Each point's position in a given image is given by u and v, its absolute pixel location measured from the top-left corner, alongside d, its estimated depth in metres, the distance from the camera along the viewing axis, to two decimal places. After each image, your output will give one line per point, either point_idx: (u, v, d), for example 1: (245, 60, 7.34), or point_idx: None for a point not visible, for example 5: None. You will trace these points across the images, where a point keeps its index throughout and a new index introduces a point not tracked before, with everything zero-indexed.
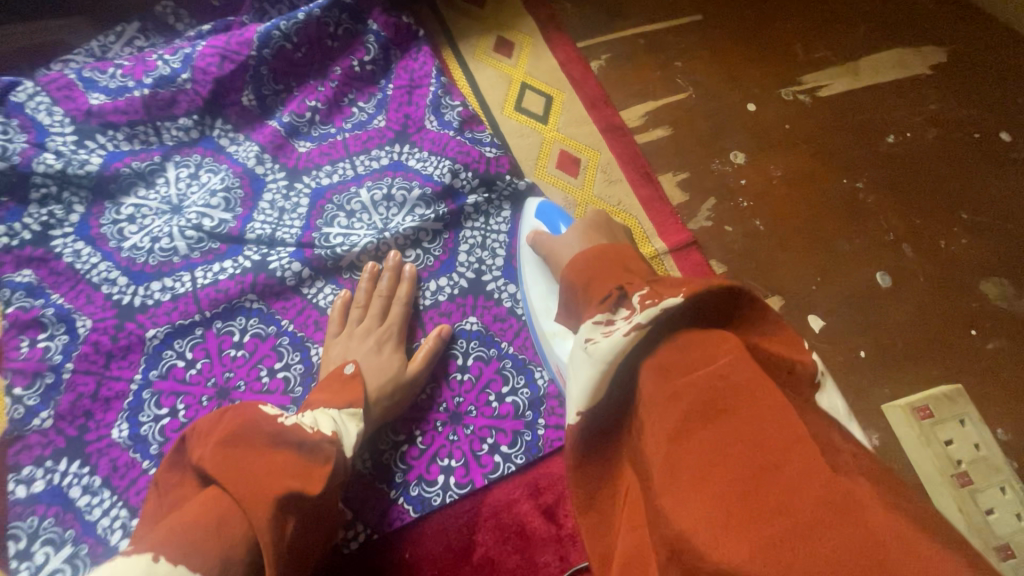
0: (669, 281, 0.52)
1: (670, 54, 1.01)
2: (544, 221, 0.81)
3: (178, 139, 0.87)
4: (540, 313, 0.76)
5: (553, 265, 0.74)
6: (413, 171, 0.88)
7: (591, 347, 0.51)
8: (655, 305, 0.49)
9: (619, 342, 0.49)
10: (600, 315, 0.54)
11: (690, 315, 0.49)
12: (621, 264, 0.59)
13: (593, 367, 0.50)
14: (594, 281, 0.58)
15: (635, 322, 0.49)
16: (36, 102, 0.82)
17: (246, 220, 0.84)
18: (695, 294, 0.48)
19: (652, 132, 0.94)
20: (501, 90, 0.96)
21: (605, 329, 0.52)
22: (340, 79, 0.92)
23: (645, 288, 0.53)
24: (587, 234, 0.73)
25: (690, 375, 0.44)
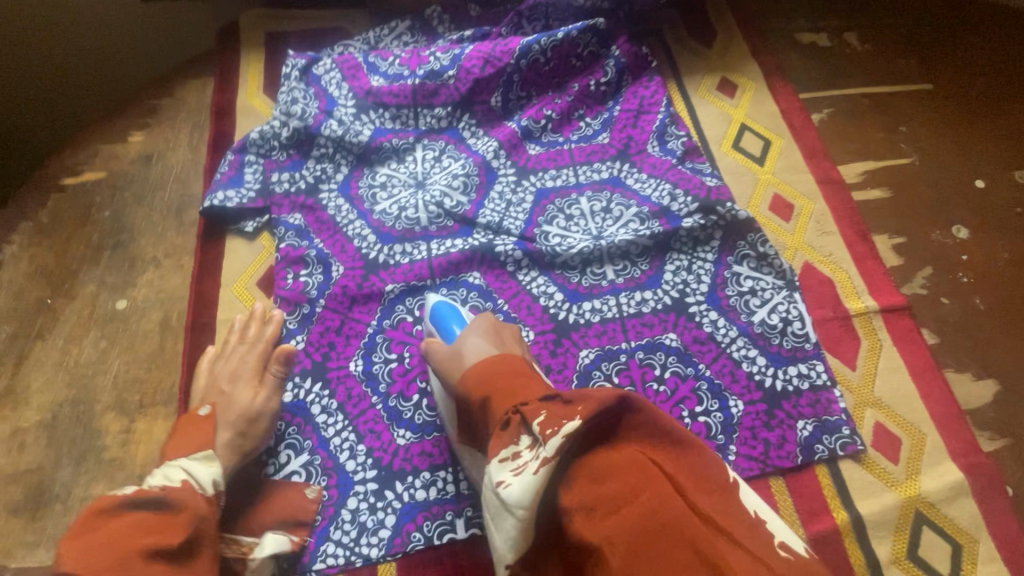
0: (560, 400, 0.57)
1: (894, 118, 1.01)
2: (439, 326, 0.79)
3: (430, 125, 0.99)
4: (450, 420, 0.74)
5: (447, 379, 0.70)
6: (630, 190, 0.94)
7: (503, 490, 0.53)
8: (554, 435, 0.52)
9: (529, 483, 0.52)
10: (504, 449, 0.55)
11: (583, 442, 0.54)
12: (509, 376, 0.62)
13: (513, 514, 0.53)
14: (493, 399, 0.61)
15: (543, 460, 0.52)
16: (330, 76, 0.97)
17: (478, 205, 0.93)
18: (589, 416, 0.53)
19: (869, 192, 0.94)
20: (721, 127, 1.00)
21: (512, 468, 0.54)
22: (576, 95, 1.00)
23: (542, 414, 0.55)
24: (477, 339, 0.70)
25: (621, 512, 0.48)
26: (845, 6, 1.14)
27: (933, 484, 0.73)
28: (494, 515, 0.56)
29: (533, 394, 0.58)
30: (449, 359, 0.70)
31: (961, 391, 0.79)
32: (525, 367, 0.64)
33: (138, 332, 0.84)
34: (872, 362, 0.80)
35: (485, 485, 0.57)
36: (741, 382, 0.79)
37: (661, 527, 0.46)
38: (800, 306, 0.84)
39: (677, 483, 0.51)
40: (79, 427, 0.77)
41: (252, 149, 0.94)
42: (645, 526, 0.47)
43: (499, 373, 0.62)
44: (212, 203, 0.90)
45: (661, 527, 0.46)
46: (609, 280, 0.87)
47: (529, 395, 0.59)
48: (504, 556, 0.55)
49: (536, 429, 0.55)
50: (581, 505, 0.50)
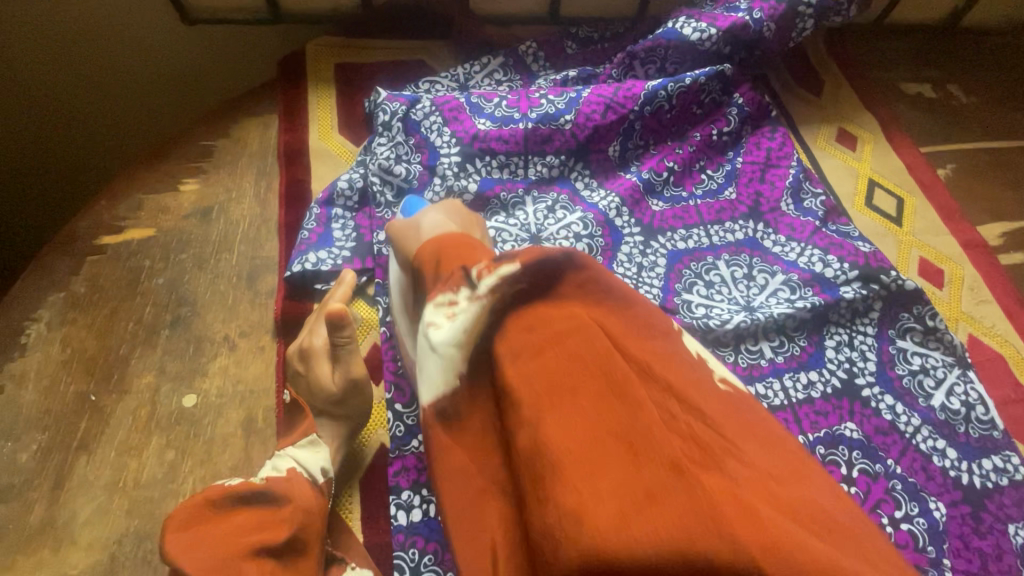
0: (500, 250, 0.47)
1: (1017, 174, 0.97)
2: (407, 217, 0.70)
3: (541, 175, 0.87)
4: (399, 312, 0.66)
5: (399, 253, 0.62)
6: (771, 254, 0.84)
7: (431, 332, 0.46)
8: (489, 275, 0.45)
9: (460, 323, 0.45)
10: (438, 294, 0.47)
11: (531, 286, 0.45)
12: (460, 245, 0.51)
13: (438, 356, 0.46)
14: (441, 265, 0.49)
15: (476, 307, 0.45)
16: (431, 120, 0.84)
17: (607, 269, 0.82)
18: (529, 265, 0.45)
19: (1014, 255, 0.89)
20: (850, 182, 0.93)
21: (448, 308, 0.46)
22: (698, 145, 0.91)
23: (483, 259, 0.47)
24: (433, 216, 0.62)
25: (549, 360, 0.40)
26: (940, 56, 1.11)
27: None
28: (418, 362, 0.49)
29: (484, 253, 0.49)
30: (406, 231, 0.62)
31: None
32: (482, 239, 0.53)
33: (216, 438, 0.67)
34: None
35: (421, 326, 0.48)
36: (938, 480, 0.70)
37: (585, 372, 0.39)
38: (978, 386, 0.76)
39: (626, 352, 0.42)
40: (149, 573, 0.59)
41: (339, 201, 0.81)
42: (574, 365, 0.39)
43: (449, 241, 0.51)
44: (302, 267, 0.75)
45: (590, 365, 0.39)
46: (768, 358, 0.77)
47: (481, 254, 0.49)
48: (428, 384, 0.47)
49: (471, 273, 0.47)
50: (513, 352, 0.42)
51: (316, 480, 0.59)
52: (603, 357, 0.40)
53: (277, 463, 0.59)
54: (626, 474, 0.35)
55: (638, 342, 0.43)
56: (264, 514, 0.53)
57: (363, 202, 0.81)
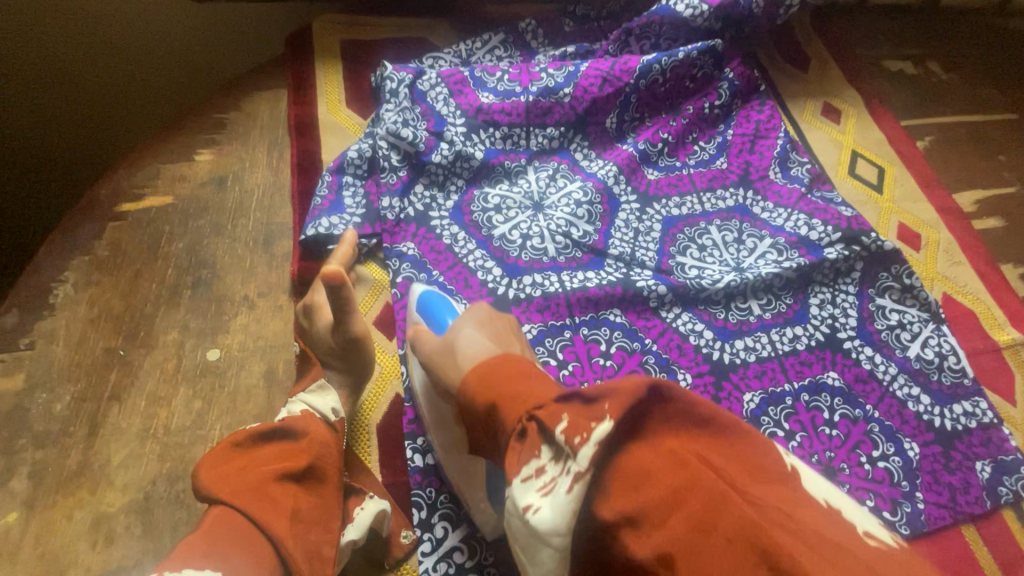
0: (578, 398, 0.44)
1: (992, 146, 1.03)
2: (428, 317, 0.70)
3: (542, 145, 0.91)
4: (435, 425, 0.64)
5: (432, 372, 0.61)
6: (760, 219, 0.89)
7: (529, 517, 0.41)
8: (586, 444, 0.40)
9: (563, 506, 0.40)
10: (524, 466, 0.43)
11: (625, 440, 0.41)
12: (510, 377, 0.50)
13: (552, 546, 0.40)
14: (494, 403, 0.48)
15: (577, 488, 0.39)
16: (436, 92, 0.88)
17: (605, 234, 0.86)
18: (620, 417, 0.40)
19: (986, 221, 0.94)
20: (834, 154, 0.98)
21: (540, 487, 0.42)
22: (691, 118, 0.95)
23: (564, 418, 0.43)
24: (471, 328, 0.60)
25: (635, 485, 0.38)
26: (921, 35, 1.16)
27: None
28: (522, 548, 0.43)
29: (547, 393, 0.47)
30: (439, 354, 0.60)
31: None
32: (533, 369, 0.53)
33: (239, 388, 0.71)
34: None
35: (508, 513, 0.44)
36: (912, 423, 0.75)
37: (682, 498, 0.36)
38: (950, 339, 0.81)
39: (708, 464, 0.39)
40: (181, 510, 0.63)
41: (350, 169, 0.84)
42: (659, 473, 0.38)
43: (494, 372, 0.51)
44: (316, 231, 0.79)
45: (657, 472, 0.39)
46: (756, 315, 0.82)
47: (544, 395, 0.47)
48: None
49: (557, 436, 0.42)
50: (618, 514, 0.38)
51: (328, 419, 0.63)
52: (694, 466, 0.38)
53: (291, 406, 0.63)
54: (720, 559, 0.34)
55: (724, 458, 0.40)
56: (289, 448, 0.58)
57: (373, 169, 0.84)
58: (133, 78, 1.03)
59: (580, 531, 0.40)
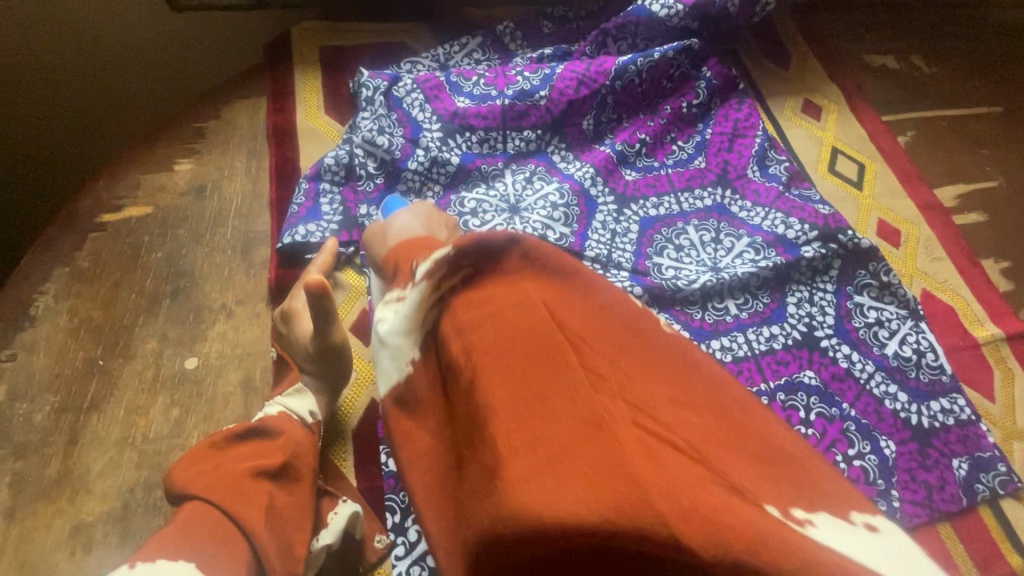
0: (446, 245, 0.52)
1: (975, 139, 1.02)
2: (383, 214, 0.75)
3: (518, 148, 0.91)
4: (377, 306, 0.71)
5: (375, 247, 0.68)
6: (737, 219, 0.89)
7: (382, 324, 0.50)
8: (426, 268, 0.48)
9: (403, 312, 0.48)
10: (390, 291, 0.51)
11: (465, 270, 0.45)
12: (417, 243, 0.55)
13: (393, 343, 0.49)
14: (396, 257, 0.54)
15: (416, 294, 0.47)
16: (412, 98, 0.89)
17: (582, 236, 0.87)
18: (460, 252, 0.45)
19: (968, 216, 0.94)
20: (814, 151, 0.98)
21: (395, 301, 0.50)
22: (669, 117, 0.95)
23: (425, 254, 0.50)
24: (405, 216, 0.68)
25: (481, 327, 0.42)
26: (904, 29, 1.15)
27: None
28: (377, 351, 0.52)
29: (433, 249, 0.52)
30: (378, 236, 0.68)
31: None
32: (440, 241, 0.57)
33: (217, 396, 0.71)
34: (1010, 393, 0.79)
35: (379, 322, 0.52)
36: (888, 421, 0.75)
37: (538, 349, 0.40)
38: (929, 335, 0.81)
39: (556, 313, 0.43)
40: (159, 517, 0.64)
41: (327, 176, 0.84)
42: (521, 319, 0.41)
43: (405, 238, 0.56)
44: (292, 239, 0.79)
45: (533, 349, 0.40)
46: (733, 315, 0.82)
47: (431, 250, 0.53)
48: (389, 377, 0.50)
49: (415, 266, 0.50)
50: (457, 327, 0.43)
51: (304, 421, 0.64)
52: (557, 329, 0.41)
53: (268, 409, 0.64)
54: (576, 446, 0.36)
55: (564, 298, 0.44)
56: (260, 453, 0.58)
57: (350, 175, 0.85)
58: (114, 87, 1.04)
59: (418, 332, 0.47)
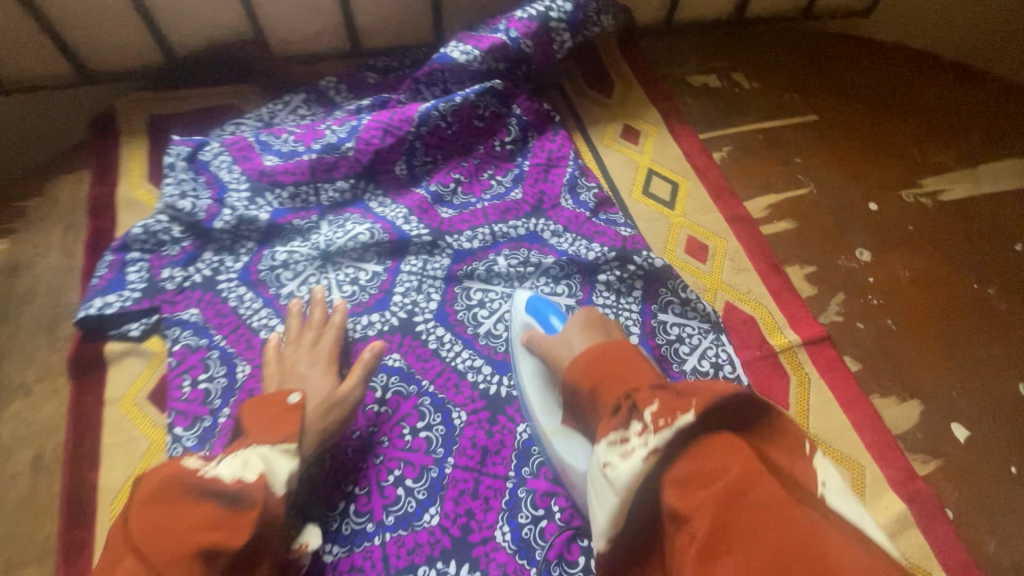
0: (668, 389, 0.54)
1: (788, 150, 1.06)
2: (535, 317, 0.80)
3: (333, 199, 0.94)
4: (541, 407, 0.75)
5: (554, 364, 0.72)
6: (548, 246, 0.91)
7: (608, 471, 0.52)
8: (667, 427, 0.49)
9: (637, 466, 0.49)
10: (612, 432, 0.54)
11: (710, 421, 0.49)
12: (618, 363, 0.60)
13: (614, 494, 0.51)
14: (602, 387, 0.60)
15: (651, 448, 0.49)
16: (220, 160, 0.91)
17: (394, 271, 0.89)
18: (705, 410, 0.49)
19: (777, 225, 0.97)
20: (629, 175, 1.01)
21: (619, 448, 0.52)
22: (482, 157, 0.99)
23: (654, 403, 0.52)
24: (583, 331, 0.70)
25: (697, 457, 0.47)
26: (727, 47, 1.20)
27: (881, 518, 0.72)
28: (595, 493, 0.54)
29: (650, 383, 0.56)
30: (555, 347, 0.72)
31: (890, 416, 0.80)
32: (639, 356, 0.61)
33: (5, 477, 0.72)
34: (804, 399, 0.80)
35: (593, 467, 0.55)
36: None
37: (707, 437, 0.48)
38: (728, 348, 0.84)
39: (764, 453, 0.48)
40: None
41: (135, 246, 0.86)
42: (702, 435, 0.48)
43: (612, 361, 0.60)
44: (88, 311, 0.80)
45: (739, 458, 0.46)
46: None
47: (644, 385, 0.57)
48: (600, 530, 0.52)
49: (645, 414, 0.52)
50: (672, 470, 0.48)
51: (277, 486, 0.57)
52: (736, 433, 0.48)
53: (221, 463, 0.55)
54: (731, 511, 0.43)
55: (773, 443, 0.50)
56: None
57: (159, 244, 0.87)
58: None
59: (648, 486, 0.49)
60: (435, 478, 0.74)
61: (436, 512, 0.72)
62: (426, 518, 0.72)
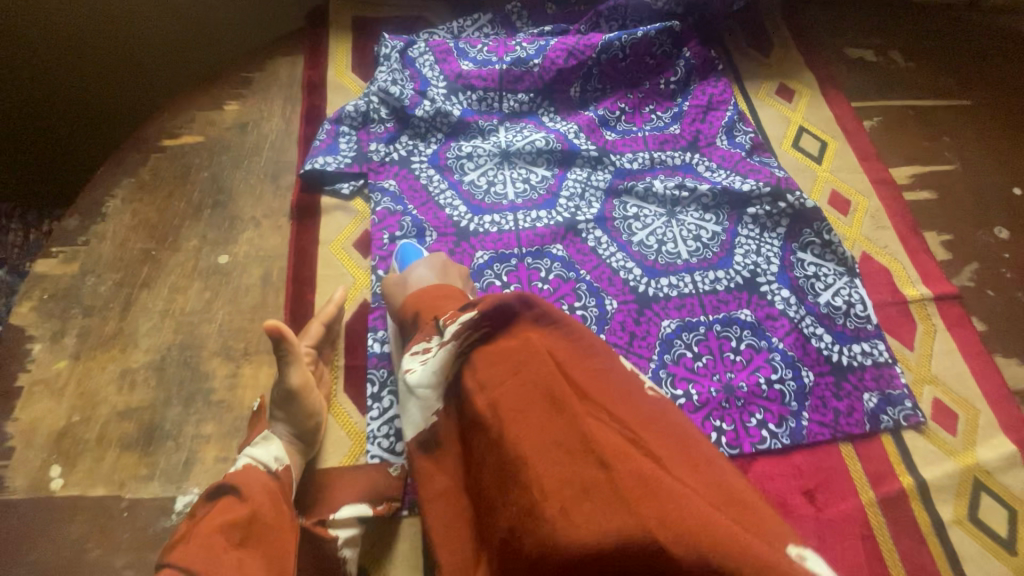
0: (467, 305, 0.62)
1: (938, 128, 1.10)
2: (403, 263, 0.85)
3: (513, 109, 1.05)
4: (397, 346, 0.80)
5: (394, 298, 0.79)
6: (702, 176, 1.00)
7: (411, 376, 0.60)
8: (453, 323, 0.59)
9: (431, 366, 0.59)
10: (416, 344, 0.63)
11: (493, 326, 0.57)
12: (439, 296, 0.70)
13: (419, 393, 0.60)
14: (420, 310, 0.69)
15: (441, 346, 0.59)
16: (424, 59, 1.04)
17: (561, 178, 1.00)
18: (485, 312, 0.57)
19: (919, 193, 1.02)
20: (781, 128, 1.08)
21: (421, 355, 0.61)
22: (647, 92, 1.08)
23: (449, 312, 0.63)
24: (427, 268, 0.79)
25: (508, 381, 0.52)
26: (888, 26, 1.23)
27: (989, 453, 0.79)
28: (405, 403, 0.63)
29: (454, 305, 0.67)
30: (396, 286, 0.79)
31: (1009, 373, 0.86)
32: (460, 295, 0.71)
33: (240, 285, 0.87)
34: (928, 344, 0.87)
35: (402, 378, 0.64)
36: (812, 355, 0.85)
37: (524, 373, 0.52)
38: (861, 290, 0.90)
39: (574, 378, 0.52)
40: (188, 369, 0.80)
41: (347, 121, 1.00)
42: (521, 363, 0.52)
43: (431, 294, 0.69)
44: (313, 167, 0.95)
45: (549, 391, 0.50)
46: (683, 259, 0.93)
47: (451, 307, 0.67)
48: (410, 433, 0.62)
49: (441, 324, 0.62)
50: (478, 384, 0.53)
51: (269, 469, 0.67)
52: (548, 365, 0.52)
53: (237, 461, 0.67)
54: (556, 445, 0.46)
55: (576, 363, 0.54)
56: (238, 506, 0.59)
57: (365, 122, 1.01)
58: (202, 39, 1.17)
59: (447, 379, 0.58)
60: None
61: None
62: None
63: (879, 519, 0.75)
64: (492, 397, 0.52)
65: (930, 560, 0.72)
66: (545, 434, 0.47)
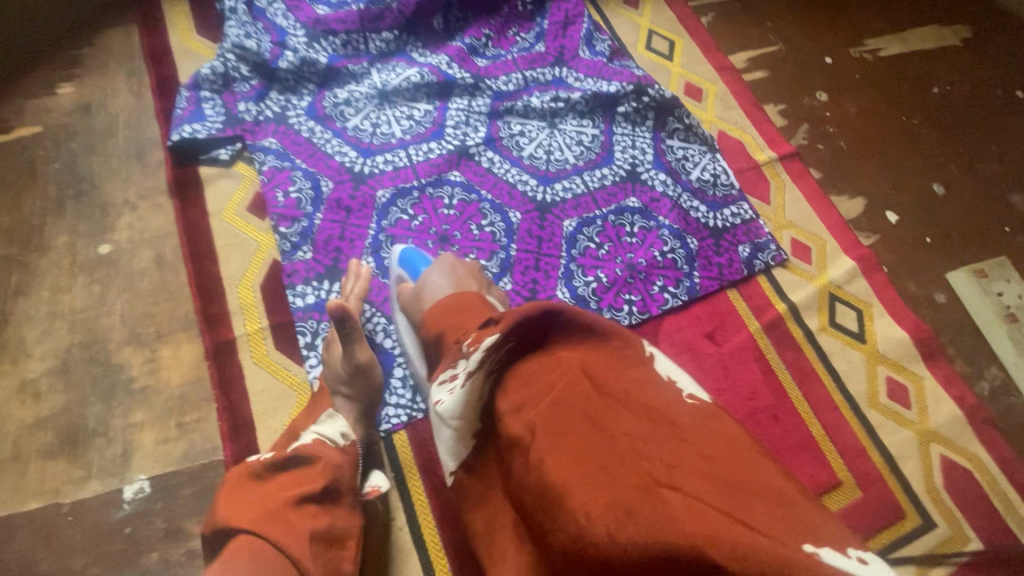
0: (491, 321, 0.57)
1: (761, 16, 1.25)
2: (407, 268, 0.83)
3: (380, 49, 1.04)
4: (417, 354, 0.78)
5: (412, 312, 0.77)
6: (572, 86, 1.07)
7: (440, 408, 0.57)
8: (476, 349, 0.55)
9: (460, 398, 0.55)
10: (442, 372, 0.59)
11: (511, 343, 0.53)
12: (462, 310, 0.66)
13: (449, 426, 0.57)
14: (446, 331, 0.65)
15: (468, 373, 0.55)
16: (274, 8, 1.01)
17: (444, 109, 1.02)
18: (504, 330, 0.53)
19: (754, 74, 1.17)
20: (633, 34, 1.17)
21: (448, 386, 0.57)
22: (507, 15, 1.11)
23: (471, 334, 0.58)
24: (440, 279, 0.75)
25: (540, 399, 0.48)
26: None
27: (837, 271, 0.96)
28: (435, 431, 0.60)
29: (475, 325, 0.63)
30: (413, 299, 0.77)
31: (842, 208, 1.04)
32: (482, 302, 0.68)
33: (133, 271, 0.83)
34: (781, 197, 1.03)
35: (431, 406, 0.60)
36: (693, 225, 0.97)
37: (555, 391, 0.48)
38: (722, 162, 1.03)
39: (600, 378, 0.49)
40: (97, 365, 0.76)
41: (206, 85, 0.95)
42: (541, 377, 0.50)
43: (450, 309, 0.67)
44: (181, 136, 0.90)
45: (570, 388, 0.48)
46: (571, 163, 1.00)
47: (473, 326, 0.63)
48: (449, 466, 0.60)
49: (465, 347, 0.58)
50: (511, 407, 0.50)
51: (338, 443, 0.66)
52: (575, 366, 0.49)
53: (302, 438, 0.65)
54: (574, 455, 0.45)
55: (605, 362, 0.51)
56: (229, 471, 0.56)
57: (228, 83, 0.96)
58: None
59: (476, 412, 0.56)
60: (504, 258, 0.91)
61: (508, 282, 0.90)
62: (502, 286, 0.89)
63: (766, 341, 0.90)
64: (528, 419, 0.48)
65: (808, 363, 0.89)
66: (575, 455, 0.44)
